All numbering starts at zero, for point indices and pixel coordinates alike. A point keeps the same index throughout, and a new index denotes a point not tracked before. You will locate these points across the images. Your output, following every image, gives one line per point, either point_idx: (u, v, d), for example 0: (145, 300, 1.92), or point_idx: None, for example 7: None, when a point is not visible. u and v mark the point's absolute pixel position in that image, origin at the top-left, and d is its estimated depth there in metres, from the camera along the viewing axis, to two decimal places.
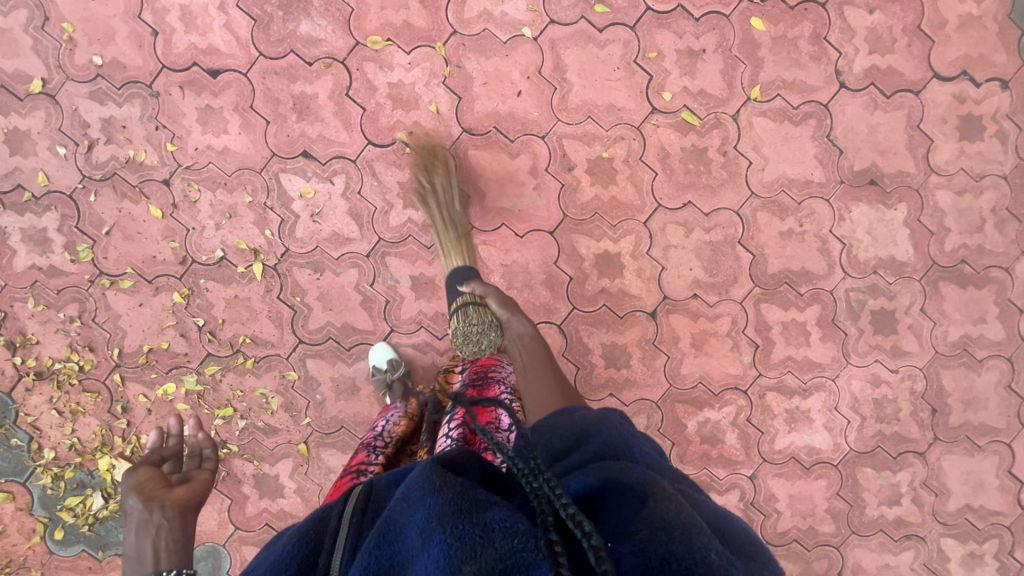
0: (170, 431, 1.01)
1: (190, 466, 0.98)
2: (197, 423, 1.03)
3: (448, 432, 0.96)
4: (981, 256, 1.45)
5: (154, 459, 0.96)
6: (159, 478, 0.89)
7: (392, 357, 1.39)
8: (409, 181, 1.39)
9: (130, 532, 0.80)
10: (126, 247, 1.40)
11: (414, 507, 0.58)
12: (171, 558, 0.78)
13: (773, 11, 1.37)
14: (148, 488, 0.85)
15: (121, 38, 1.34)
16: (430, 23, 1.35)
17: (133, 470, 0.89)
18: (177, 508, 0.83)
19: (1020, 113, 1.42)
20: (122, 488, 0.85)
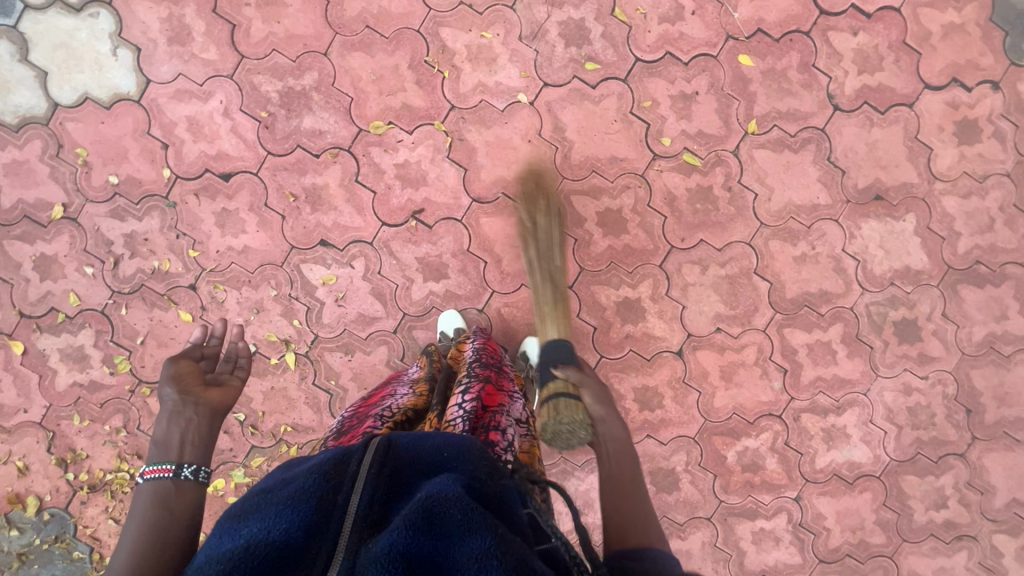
0: (213, 331, 0.99)
1: (224, 369, 0.96)
2: (240, 330, 1.01)
3: (460, 405, 0.93)
4: (995, 255, 1.47)
5: (194, 354, 0.94)
6: (197, 374, 0.90)
7: (460, 327, 1.39)
8: (426, 255, 1.42)
9: (162, 419, 0.82)
10: (162, 354, 1.43)
11: (469, 532, 0.56)
12: (194, 452, 0.80)
13: (759, 46, 1.39)
14: (186, 380, 0.87)
15: (134, 155, 1.38)
16: (429, 101, 1.39)
17: (174, 360, 0.89)
18: (208, 409, 0.85)
19: (1014, 111, 1.44)
20: (161, 374, 0.86)
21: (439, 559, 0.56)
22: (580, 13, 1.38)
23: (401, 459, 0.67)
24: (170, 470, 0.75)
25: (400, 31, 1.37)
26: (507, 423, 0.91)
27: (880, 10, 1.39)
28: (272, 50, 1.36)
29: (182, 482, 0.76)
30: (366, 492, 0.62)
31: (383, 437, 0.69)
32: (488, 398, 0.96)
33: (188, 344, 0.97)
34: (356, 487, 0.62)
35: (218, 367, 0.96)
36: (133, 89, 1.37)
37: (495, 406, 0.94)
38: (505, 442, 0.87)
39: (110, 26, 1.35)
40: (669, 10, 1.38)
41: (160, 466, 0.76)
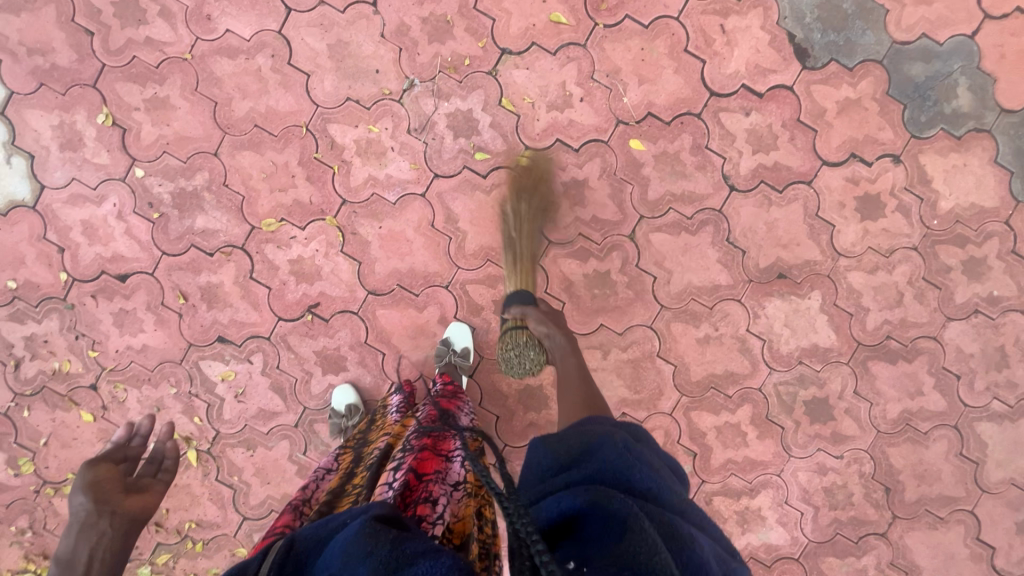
0: (139, 429, 0.98)
1: (146, 471, 0.94)
2: (168, 429, 1.00)
3: (391, 481, 0.87)
4: (906, 329, 1.43)
5: (116, 457, 0.93)
6: (117, 479, 0.88)
7: (352, 402, 1.38)
8: (324, 348, 1.42)
9: (70, 535, 0.78)
10: (65, 454, 1.44)
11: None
12: (99, 574, 0.75)
13: (650, 130, 1.38)
14: (102, 489, 0.84)
15: (31, 260, 1.40)
16: (320, 196, 1.39)
17: (92, 467, 0.87)
18: (125, 520, 0.81)
19: (918, 184, 1.41)
20: (75, 485, 0.83)
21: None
22: (468, 104, 1.37)
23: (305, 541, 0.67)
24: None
25: (289, 129, 1.37)
26: (440, 493, 0.86)
27: (771, 89, 1.37)
28: (163, 151, 1.37)
29: None
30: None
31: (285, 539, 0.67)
32: (419, 467, 0.89)
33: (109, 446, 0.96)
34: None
35: (140, 468, 0.95)
36: (28, 195, 1.38)
37: (430, 475, 0.89)
38: (435, 515, 0.82)
39: (4, 135, 1.37)
40: (557, 97, 1.37)
41: None
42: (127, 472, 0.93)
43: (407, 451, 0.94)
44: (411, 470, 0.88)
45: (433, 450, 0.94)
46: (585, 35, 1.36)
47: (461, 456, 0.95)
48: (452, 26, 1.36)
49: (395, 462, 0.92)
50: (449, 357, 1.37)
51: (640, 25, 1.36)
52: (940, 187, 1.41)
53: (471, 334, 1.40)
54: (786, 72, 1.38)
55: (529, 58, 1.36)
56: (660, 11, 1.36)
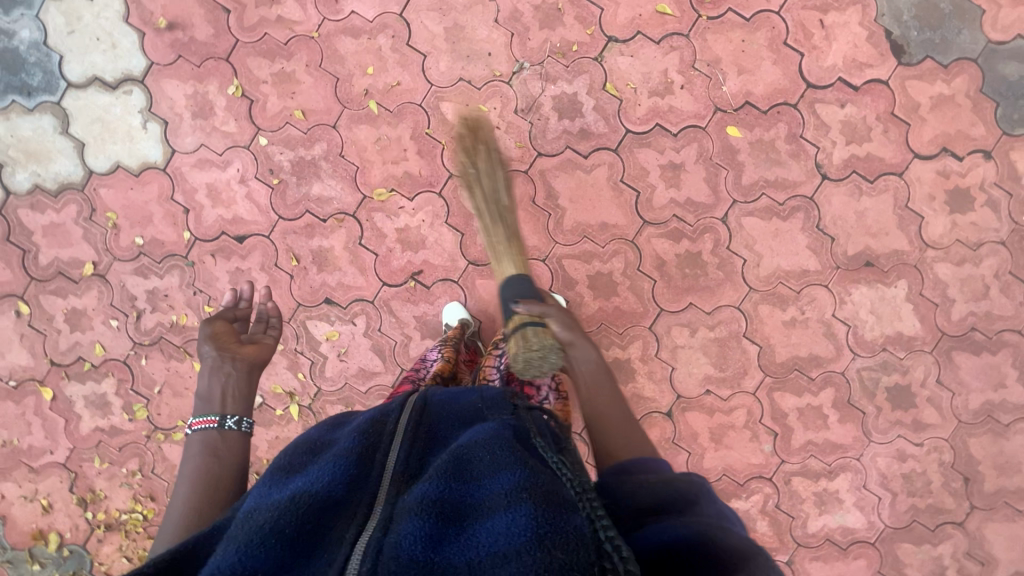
0: (241, 295, 1.09)
1: (257, 330, 1.10)
2: (266, 293, 1.11)
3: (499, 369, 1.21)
4: (991, 322, 1.46)
5: (228, 315, 1.05)
6: (232, 331, 1.01)
7: (464, 318, 1.45)
8: (424, 314, 1.49)
9: (205, 375, 0.95)
10: (177, 402, 1.53)
11: (499, 474, 0.64)
12: (235, 406, 0.93)
13: (747, 118, 1.43)
14: (222, 339, 0.98)
15: (158, 219, 1.50)
16: (429, 170, 1.47)
17: (210, 321, 1.01)
18: (245, 363, 0.97)
19: (1008, 180, 1.44)
20: (200, 333, 0.97)
21: (472, 501, 0.62)
22: (574, 87, 1.44)
23: (433, 414, 0.81)
24: (215, 421, 0.89)
25: (403, 105, 1.46)
26: None
27: (867, 83, 1.42)
28: (286, 122, 1.47)
29: (226, 431, 0.89)
30: (403, 451, 0.72)
31: (419, 401, 0.84)
32: None
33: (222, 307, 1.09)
34: (393, 444, 0.73)
35: (251, 328, 1.09)
36: (160, 158, 1.49)
37: None
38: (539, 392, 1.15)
39: (142, 102, 1.48)
40: (659, 84, 1.44)
41: (206, 418, 0.90)
42: (241, 330, 1.07)
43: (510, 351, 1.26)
44: None
45: None
46: (689, 25, 1.43)
47: None
48: (562, 14, 1.44)
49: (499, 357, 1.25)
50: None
51: (743, 17, 1.42)
52: None
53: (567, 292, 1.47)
54: (882, 66, 1.42)
55: (634, 46, 1.43)
56: (762, 5, 1.42)
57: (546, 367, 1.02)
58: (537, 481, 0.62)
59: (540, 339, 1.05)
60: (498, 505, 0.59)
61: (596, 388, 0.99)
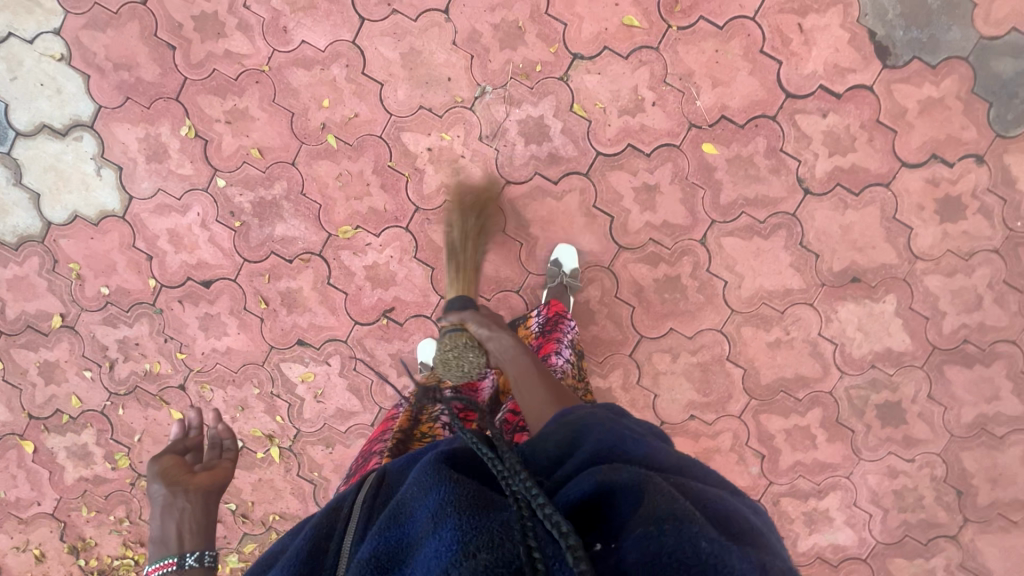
0: (191, 422, 0.96)
1: (211, 456, 0.95)
2: (216, 414, 0.98)
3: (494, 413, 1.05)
4: (984, 333, 1.41)
5: (177, 449, 0.93)
6: (182, 464, 0.89)
7: None
8: (399, 352, 1.46)
9: (156, 517, 0.81)
10: (158, 449, 1.52)
11: (426, 494, 0.60)
12: (193, 541, 0.79)
13: (723, 133, 1.36)
14: (171, 473, 0.86)
15: (122, 267, 1.46)
16: (394, 204, 1.41)
17: (157, 458, 0.88)
18: (200, 494, 0.85)
19: (1002, 184, 1.37)
20: (147, 473, 0.85)
21: (407, 535, 0.58)
22: (539, 110, 1.37)
23: (392, 476, 0.73)
24: (173, 563, 0.75)
25: (363, 138, 1.40)
26: None
27: (850, 89, 1.34)
28: (243, 162, 1.41)
29: (187, 570, 0.75)
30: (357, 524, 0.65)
31: (377, 473, 0.74)
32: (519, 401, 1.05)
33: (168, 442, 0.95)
34: (349, 525, 0.65)
35: (204, 456, 0.96)
36: (117, 205, 1.44)
37: None
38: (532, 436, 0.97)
39: (94, 148, 1.42)
40: (628, 101, 1.36)
41: (162, 561, 0.75)
42: (192, 462, 0.94)
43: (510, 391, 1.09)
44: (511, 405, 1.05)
45: None
46: (658, 38, 1.35)
47: None
48: (523, 32, 1.36)
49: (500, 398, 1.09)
50: (561, 278, 1.38)
51: (715, 26, 1.34)
52: None
53: (576, 260, 1.40)
54: (865, 71, 1.34)
55: (601, 63, 1.36)
56: (736, 12, 1.34)
57: (471, 366, 1.10)
58: (464, 493, 0.58)
59: (457, 340, 1.11)
60: (428, 531, 0.56)
61: (516, 357, 1.03)
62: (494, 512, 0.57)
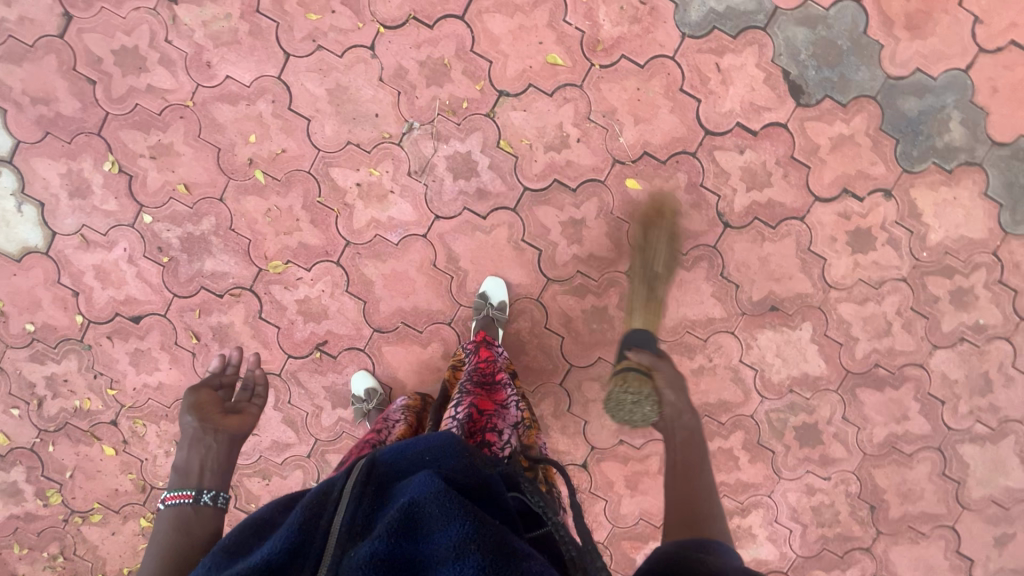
0: (231, 360, 1.03)
1: (242, 397, 1.01)
2: (256, 360, 1.05)
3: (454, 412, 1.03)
4: (894, 357, 1.48)
5: (213, 383, 0.99)
6: (217, 401, 0.95)
7: (370, 387, 1.44)
8: (333, 384, 1.47)
9: (184, 447, 0.87)
10: (90, 485, 1.51)
11: (445, 521, 0.61)
12: (212, 478, 0.84)
13: (645, 169, 1.40)
14: (205, 409, 0.92)
15: (47, 304, 1.44)
16: (324, 239, 1.42)
17: (195, 389, 0.94)
18: (227, 436, 0.90)
19: (908, 217, 1.44)
20: (183, 404, 0.91)
21: (422, 556, 0.60)
22: (467, 145, 1.39)
23: (383, 468, 0.74)
24: (190, 496, 0.79)
25: (291, 174, 1.40)
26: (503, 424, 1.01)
27: (765, 127, 1.40)
28: (169, 198, 1.40)
29: (201, 507, 0.80)
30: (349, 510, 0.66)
31: (366, 461, 0.73)
32: (480, 404, 1.04)
33: (208, 371, 1.02)
34: (339, 507, 0.66)
35: (236, 395, 1.02)
36: (40, 241, 1.42)
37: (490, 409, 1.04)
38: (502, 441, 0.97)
39: (13, 183, 1.40)
40: (554, 137, 1.39)
41: (181, 491, 0.80)
42: (225, 397, 1.00)
43: (464, 392, 1.08)
44: (472, 406, 1.03)
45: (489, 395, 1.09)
46: (581, 76, 1.37)
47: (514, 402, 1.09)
48: (449, 69, 1.37)
49: (455, 400, 1.07)
50: (488, 311, 1.40)
51: (636, 64, 1.37)
52: (930, 219, 1.44)
53: (506, 289, 1.43)
54: (780, 109, 1.39)
55: (526, 100, 1.38)
56: (656, 51, 1.37)
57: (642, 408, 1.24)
58: (485, 532, 0.61)
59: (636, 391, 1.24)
60: (446, 559, 0.58)
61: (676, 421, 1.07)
62: (516, 560, 0.60)
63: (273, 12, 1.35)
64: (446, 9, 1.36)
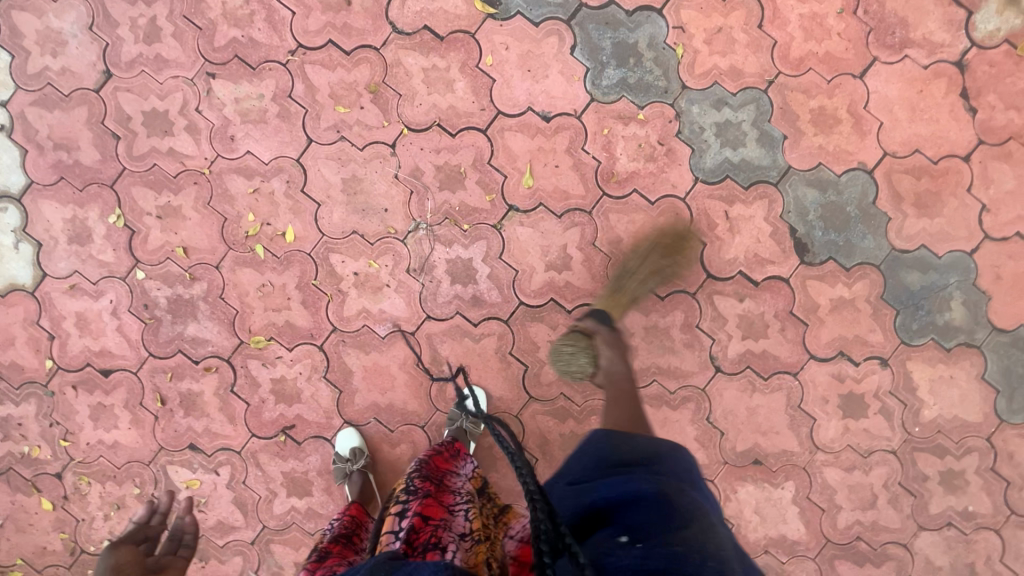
0: (158, 506, 0.94)
1: (167, 550, 0.91)
2: (188, 503, 0.96)
3: (399, 526, 0.91)
4: (876, 533, 1.42)
5: (136, 538, 0.89)
6: (138, 561, 0.85)
7: (356, 446, 1.37)
8: (292, 471, 1.41)
9: None
10: (19, 538, 1.43)
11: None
12: None
13: (643, 302, 1.40)
14: (126, 572, 0.81)
15: (20, 343, 1.41)
16: (312, 321, 1.40)
17: (114, 549, 0.84)
18: None
19: (903, 389, 1.42)
20: (97, 568, 0.80)
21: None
22: (470, 253, 1.40)
23: None
24: None
25: (292, 253, 1.40)
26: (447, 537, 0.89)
27: (767, 279, 1.40)
28: (166, 258, 1.40)
29: None
30: None
31: None
32: (425, 512, 0.92)
33: (130, 524, 0.91)
34: None
35: (159, 548, 0.92)
36: (29, 281, 1.41)
37: (436, 517, 0.92)
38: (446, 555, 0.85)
39: (16, 221, 1.40)
40: (557, 257, 1.40)
41: None
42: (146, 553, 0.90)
43: (410, 498, 0.96)
44: (416, 515, 0.92)
45: (436, 500, 0.97)
46: (592, 203, 1.40)
47: (463, 511, 0.97)
48: (464, 176, 1.40)
49: (399, 509, 0.95)
50: (461, 422, 1.36)
51: (647, 201, 1.40)
52: (926, 395, 1.42)
53: (484, 402, 1.41)
54: (783, 264, 1.40)
55: (535, 217, 1.40)
56: (667, 190, 1.40)
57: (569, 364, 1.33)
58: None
59: (576, 341, 1.31)
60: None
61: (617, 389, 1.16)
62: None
63: (303, 99, 1.39)
64: (470, 121, 1.39)
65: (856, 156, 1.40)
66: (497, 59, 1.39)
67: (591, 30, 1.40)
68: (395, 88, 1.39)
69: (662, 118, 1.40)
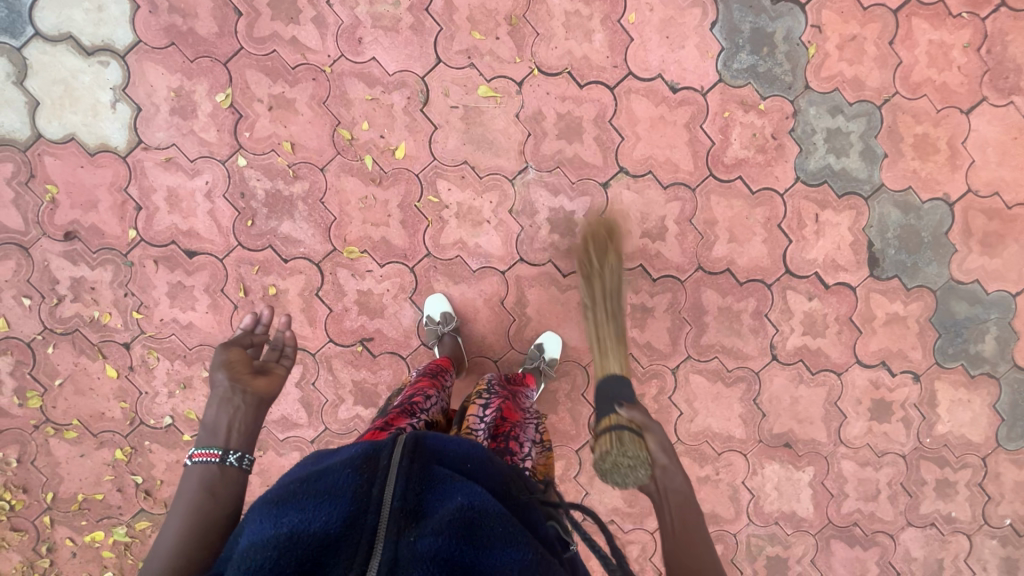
0: (262, 318, 0.99)
1: (271, 356, 0.97)
2: (288, 320, 1.00)
3: (482, 416, 1.06)
4: (871, 522, 1.60)
5: (244, 342, 0.95)
6: (247, 360, 0.90)
7: (447, 311, 1.42)
8: (363, 381, 1.45)
9: (212, 404, 0.84)
10: (77, 400, 1.43)
11: (507, 542, 0.61)
12: (239, 439, 0.82)
13: (723, 284, 1.48)
14: (236, 368, 0.87)
15: (104, 208, 1.37)
16: (408, 242, 1.42)
17: (227, 347, 0.90)
18: (257, 399, 0.86)
19: (926, 404, 1.57)
20: (214, 360, 0.87)
21: (478, 561, 0.58)
22: (573, 205, 1.43)
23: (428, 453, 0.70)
24: (217, 456, 0.78)
25: (400, 170, 1.40)
26: (526, 439, 1.02)
27: (837, 284, 1.50)
28: (272, 150, 1.37)
29: (226, 468, 0.79)
30: (399, 484, 0.63)
31: (412, 436, 0.71)
32: (507, 415, 1.06)
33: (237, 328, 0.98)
34: (389, 479, 0.63)
35: (264, 354, 0.98)
36: (122, 144, 1.36)
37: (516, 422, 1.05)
38: (524, 454, 0.97)
39: (117, 79, 1.34)
40: (654, 227, 1.45)
41: (207, 450, 0.79)
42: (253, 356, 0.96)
43: (494, 400, 1.10)
44: (499, 414, 1.06)
45: (515, 408, 1.10)
46: (697, 181, 1.44)
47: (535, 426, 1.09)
48: (583, 130, 1.41)
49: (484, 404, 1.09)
50: (539, 362, 1.42)
51: (749, 189, 1.46)
52: (943, 412, 1.58)
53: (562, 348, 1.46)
54: (855, 273, 1.50)
55: (642, 184, 1.44)
56: (769, 183, 1.46)
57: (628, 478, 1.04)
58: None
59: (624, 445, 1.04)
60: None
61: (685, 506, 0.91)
62: None
63: (440, 17, 1.37)
64: (600, 75, 1.40)
65: (943, 187, 1.49)
66: (639, 19, 1.40)
67: (734, 11, 1.42)
68: (533, 26, 1.38)
69: (780, 112, 1.44)
